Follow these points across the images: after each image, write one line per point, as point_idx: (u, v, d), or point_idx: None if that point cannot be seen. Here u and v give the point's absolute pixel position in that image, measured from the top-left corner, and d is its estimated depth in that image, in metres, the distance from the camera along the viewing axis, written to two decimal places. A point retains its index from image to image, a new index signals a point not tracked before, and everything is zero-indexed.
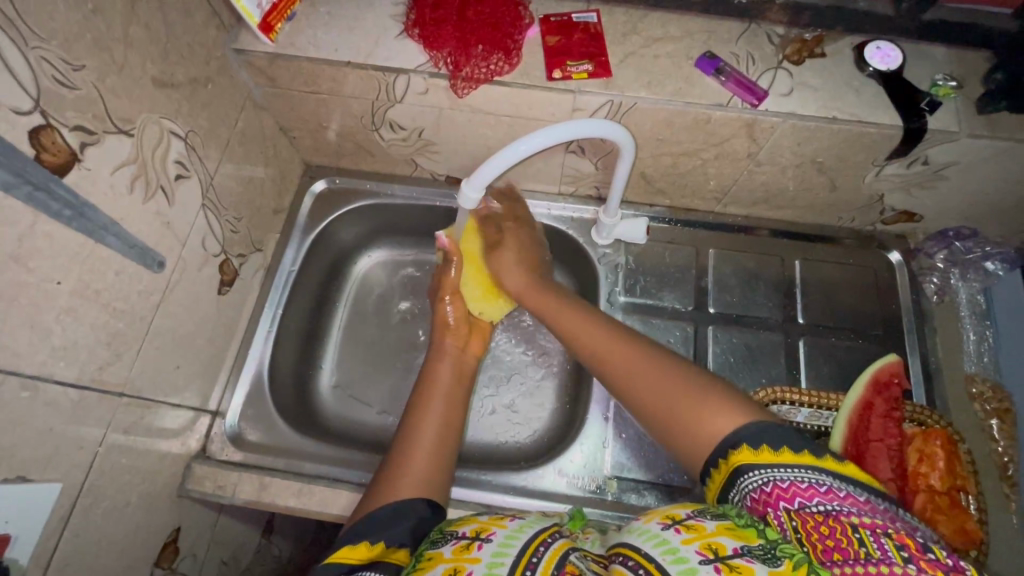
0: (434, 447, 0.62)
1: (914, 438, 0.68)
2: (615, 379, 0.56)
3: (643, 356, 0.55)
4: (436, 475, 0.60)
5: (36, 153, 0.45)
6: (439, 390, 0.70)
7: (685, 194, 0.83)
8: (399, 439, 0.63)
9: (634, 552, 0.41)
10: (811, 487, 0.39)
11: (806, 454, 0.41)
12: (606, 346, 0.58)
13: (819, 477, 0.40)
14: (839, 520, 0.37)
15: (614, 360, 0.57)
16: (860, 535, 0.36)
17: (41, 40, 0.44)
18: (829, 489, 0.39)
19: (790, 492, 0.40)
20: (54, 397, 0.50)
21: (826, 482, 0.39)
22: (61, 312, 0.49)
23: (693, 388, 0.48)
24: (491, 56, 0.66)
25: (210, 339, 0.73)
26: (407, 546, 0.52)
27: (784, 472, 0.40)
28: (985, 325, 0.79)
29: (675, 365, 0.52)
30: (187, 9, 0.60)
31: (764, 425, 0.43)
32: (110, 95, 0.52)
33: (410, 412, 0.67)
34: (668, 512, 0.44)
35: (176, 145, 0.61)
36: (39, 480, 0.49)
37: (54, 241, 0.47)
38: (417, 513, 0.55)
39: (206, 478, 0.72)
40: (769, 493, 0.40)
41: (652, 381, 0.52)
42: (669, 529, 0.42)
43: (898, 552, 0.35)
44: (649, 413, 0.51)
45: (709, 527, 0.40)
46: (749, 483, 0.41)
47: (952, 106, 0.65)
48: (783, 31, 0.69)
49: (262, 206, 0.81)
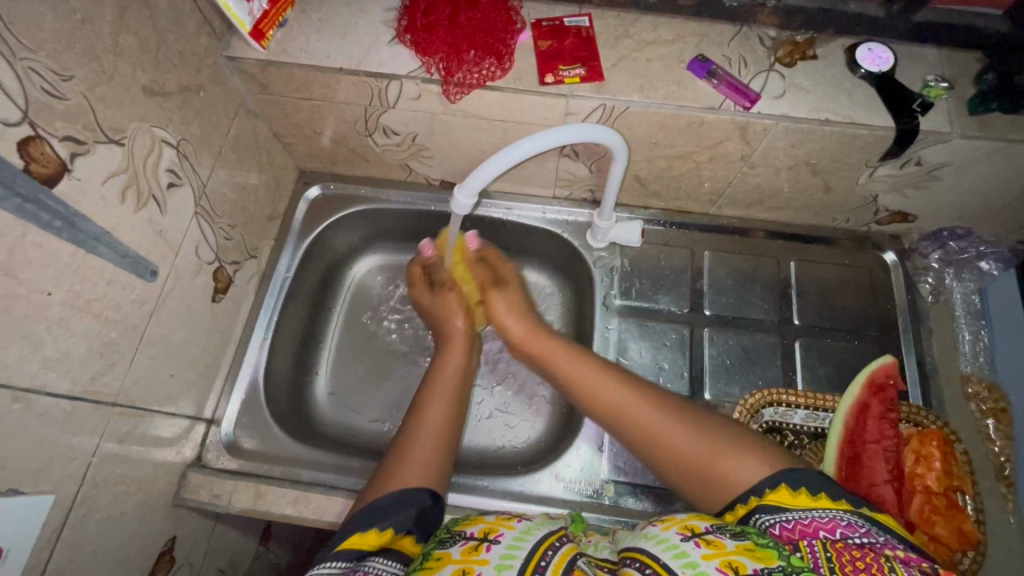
0: (437, 442, 0.63)
1: (910, 439, 0.68)
2: (640, 429, 0.59)
3: (670, 409, 0.59)
4: (436, 467, 0.60)
5: (25, 164, 0.45)
6: (444, 386, 0.71)
7: (679, 196, 0.83)
8: (404, 433, 0.64)
9: (651, 560, 0.42)
10: (851, 525, 0.43)
11: (845, 502, 0.45)
12: (630, 398, 0.62)
13: (858, 519, 0.44)
14: (874, 552, 0.40)
15: (639, 411, 0.60)
16: (893, 565, 0.39)
17: (29, 51, 0.44)
18: (867, 530, 0.43)
19: (830, 526, 0.43)
20: (46, 408, 0.50)
21: (863, 523, 0.43)
22: (52, 323, 0.49)
23: (723, 441, 0.54)
24: (483, 61, 0.66)
25: (204, 347, 0.73)
26: (414, 533, 0.52)
27: (824, 510, 0.44)
28: (980, 325, 0.80)
29: (701, 420, 0.57)
30: (178, 18, 0.60)
31: (796, 472, 0.48)
32: (100, 104, 0.51)
33: (415, 406, 0.68)
34: (687, 523, 0.45)
35: (168, 154, 0.61)
36: (31, 491, 0.49)
37: (44, 252, 0.47)
38: (420, 501, 0.55)
39: (201, 487, 0.71)
40: (809, 526, 0.44)
41: (679, 433, 0.56)
42: (688, 542, 0.42)
43: None
44: (676, 462, 0.56)
45: (728, 545, 0.41)
46: (788, 516, 0.45)
47: (944, 106, 0.65)
48: (774, 33, 0.69)
49: (256, 213, 0.81)
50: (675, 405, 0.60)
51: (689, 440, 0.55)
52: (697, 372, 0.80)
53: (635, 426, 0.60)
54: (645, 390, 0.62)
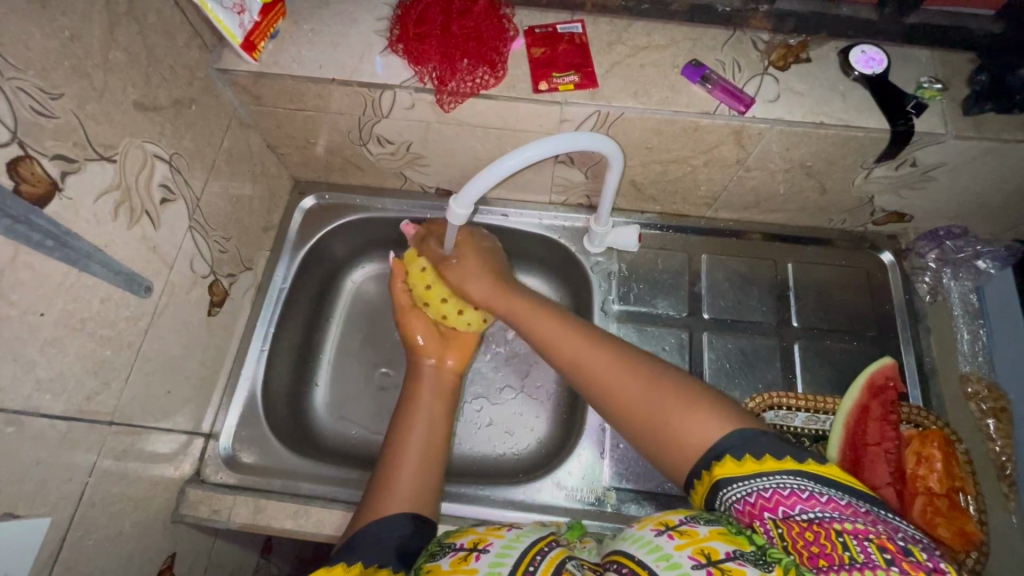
0: (419, 467, 0.62)
1: (911, 441, 0.68)
2: (596, 386, 0.58)
3: (637, 369, 0.55)
4: (422, 495, 0.60)
5: (14, 185, 0.44)
6: (421, 410, 0.69)
7: (676, 200, 0.83)
8: (386, 456, 0.63)
9: (628, 559, 0.42)
10: (793, 496, 0.41)
11: (788, 460, 0.43)
12: (597, 359, 0.58)
13: (802, 482, 0.42)
14: (824, 526, 0.39)
15: (608, 378, 0.56)
16: (844, 539, 0.38)
17: (18, 71, 0.44)
18: (811, 496, 0.41)
19: (773, 503, 0.42)
20: (41, 430, 0.49)
21: (805, 488, 0.41)
22: (46, 343, 0.49)
23: (687, 399, 0.50)
24: (476, 69, 0.66)
25: (200, 361, 0.72)
26: (389, 565, 0.50)
27: (765, 482, 0.42)
28: (978, 324, 0.79)
29: (667, 379, 0.53)
30: (169, 32, 0.59)
31: (752, 436, 0.45)
32: (91, 122, 0.51)
33: (392, 432, 0.66)
34: (662, 518, 0.44)
35: (160, 168, 0.60)
36: (25, 515, 0.48)
37: (35, 273, 0.46)
38: (402, 530, 0.55)
39: (201, 502, 0.71)
40: (755, 506, 0.42)
41: (637, 393, 0.53)
42: (662, 536, 0.42)
43: (883, 558, 0.37)
44: (637, 424, 0.52)
45: (702, 532, 0.41)
46: (733, 494, 0.43)
47: (938, 108, 0.65)
48: (768, 37, 0.69)
49: (251, 225, 0.80)
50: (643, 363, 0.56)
51: (645, 401, 0.52)
52: (697, 376, 0.80)
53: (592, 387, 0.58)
54: (612, 352, 0.58)
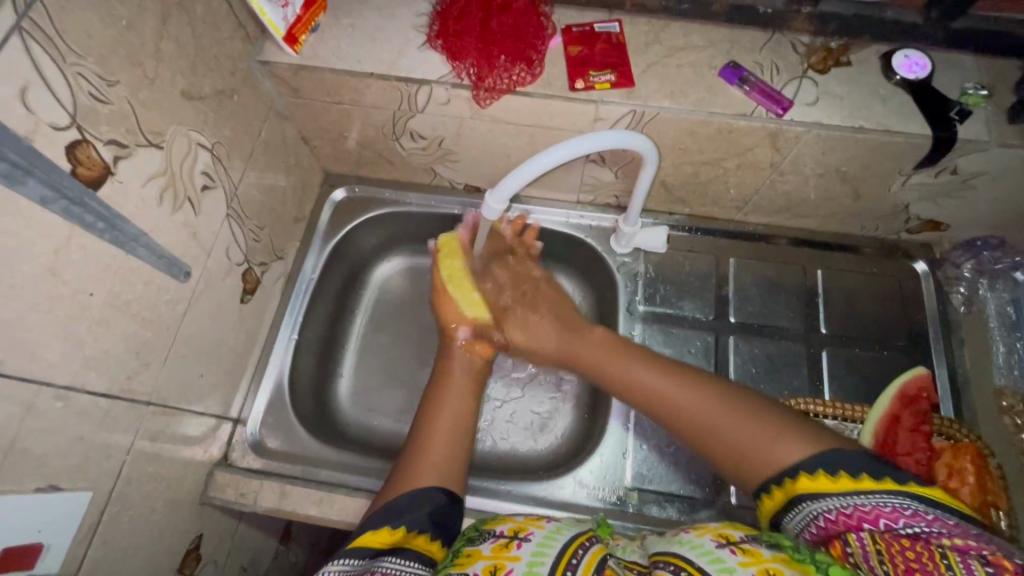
0: (450, 443, 0.63)
1: (943, 452, 0.66)
2: (675, 406, 0.61)
3: (714, 394, 0.60)
4: (451, 468, 0.61)
5: (72, 168, 0.45)
6: (451, 386, 0.70)
7: (706, 202, 0.82)
8: (416, 433, 0.65)
9: (686, 563, 0.43)
10: (896, 511, 0.44)
11: (889, 479, 0.45)
12: (671, 387, 0.62)
13: (905, 501, 0.44)
14: (925, 544, 0.42)
15: (697, 411, 0.59)
16: (947, 558, 0.40)
17: (78, 57, 0.45)
18: (914, 513, 0.43)
19: (873, 515, 0.45)
20: (85, 406, 0.51)
21: (910, 504, 0.44)
22: (93, 323, 0.50)
23: (770, 423, 0.54)
24: (513, 67, 0.67)
25: (232, 346, 0.74)
26: (428, 532, 0.53)
27: (867, 496, 0.45)
28: (1016, 337, 0.76)
29: (749, 402, 0.57)
30: (216, 23, 0.61)
31: (844, 454, 0.48)
32: (142, 108, 0.52)
33: (426, 406, 0.68)
34: (721, 532, 0.46)
35: (203, 156, 0.62)
36: (66, 488, 0.50)
37: (87, 252, 0.48)
38: (433, 500, 0.56)
39: (228, 485, 0.72)
40: (852, 518, 0.45)
41: (726, 416, 0.57)
42: (723, 548, 0.43)
43: (984, 571, 0.39)
44: (715, 444, 0.57)
45: (765, 554, 0.43)
46: (829, 506, 0.47)
47: (982, 115, 0.64)
48: (808, 39, 0.68)
49: (283, 214, 0.82)
50: (732, 392, 0.59)
51: (739, 423, 0.56)
52: None
53: (678, 407, 0.61)
54: (688, 381, 0.62)
